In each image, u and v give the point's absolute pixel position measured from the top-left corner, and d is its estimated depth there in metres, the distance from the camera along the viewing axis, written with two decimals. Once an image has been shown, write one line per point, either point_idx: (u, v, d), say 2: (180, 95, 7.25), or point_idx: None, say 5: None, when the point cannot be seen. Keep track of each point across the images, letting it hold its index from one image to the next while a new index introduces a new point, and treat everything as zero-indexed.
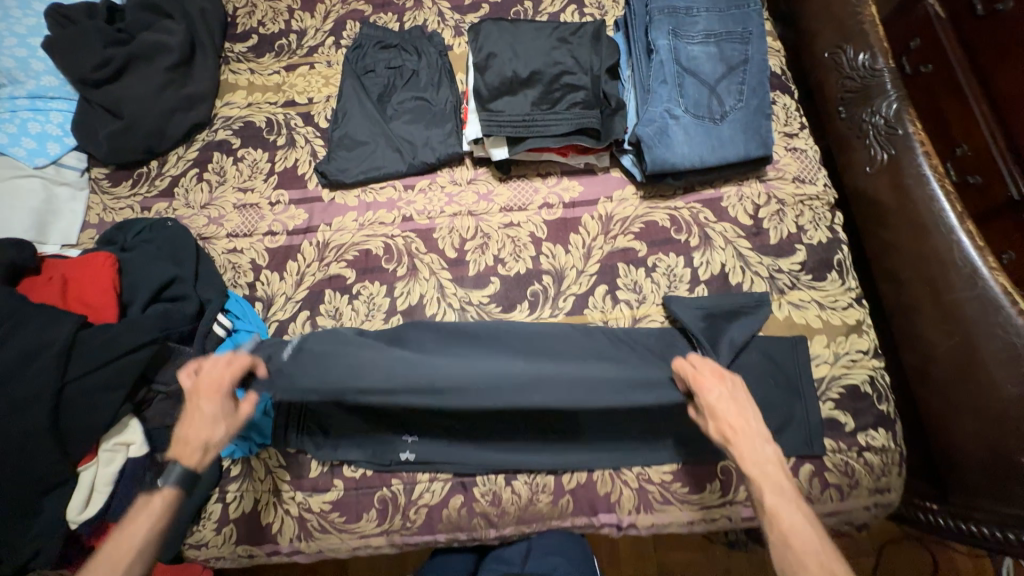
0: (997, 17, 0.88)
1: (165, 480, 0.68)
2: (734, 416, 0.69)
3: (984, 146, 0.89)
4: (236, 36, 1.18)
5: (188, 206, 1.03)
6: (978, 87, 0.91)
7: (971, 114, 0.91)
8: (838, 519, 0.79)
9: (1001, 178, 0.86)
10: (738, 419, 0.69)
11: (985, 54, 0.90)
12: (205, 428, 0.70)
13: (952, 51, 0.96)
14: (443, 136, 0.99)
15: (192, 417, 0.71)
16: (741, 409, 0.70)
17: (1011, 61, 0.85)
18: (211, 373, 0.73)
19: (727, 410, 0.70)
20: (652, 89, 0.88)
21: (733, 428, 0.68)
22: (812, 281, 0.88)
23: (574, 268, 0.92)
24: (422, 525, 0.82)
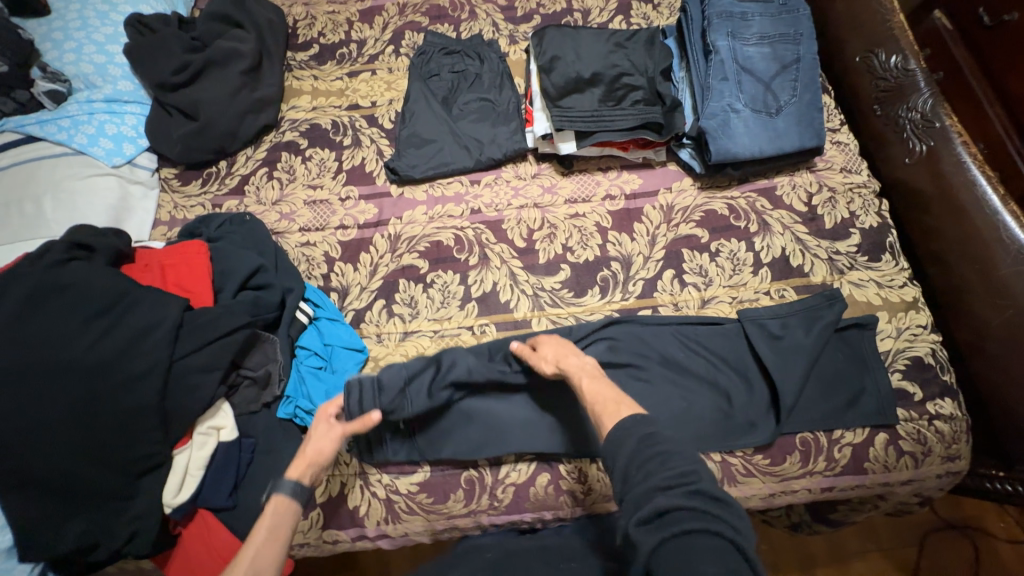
0: (1005, 26, 0.96)
1: (274, 492, 0.70)
2: (557, 350, 0.80)
3: (999, 144, 0.97)
4: (298, 45, 1.24)
5: (259, 203, 1.06)
6: (989, 90, 0.99)
7: (985, 116, 0.99)
8: (911, 487, 0.83)
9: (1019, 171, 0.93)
10: (559, 350, 0.80)
11: (996, 60, 0.98)
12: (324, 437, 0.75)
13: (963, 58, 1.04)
14: (510, 134, 1.04)
15: (318, 433, 0.76)
16: (561, 344, 0.82)
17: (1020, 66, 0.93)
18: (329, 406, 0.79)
19: (558, 348, 0.81)
20: (713, 86, 0.95)
21: (561, 356, 0.79)
22: (868, 262, 0.93)
23: (641, 254, 0.96)
24: (510, 504, 0.83)
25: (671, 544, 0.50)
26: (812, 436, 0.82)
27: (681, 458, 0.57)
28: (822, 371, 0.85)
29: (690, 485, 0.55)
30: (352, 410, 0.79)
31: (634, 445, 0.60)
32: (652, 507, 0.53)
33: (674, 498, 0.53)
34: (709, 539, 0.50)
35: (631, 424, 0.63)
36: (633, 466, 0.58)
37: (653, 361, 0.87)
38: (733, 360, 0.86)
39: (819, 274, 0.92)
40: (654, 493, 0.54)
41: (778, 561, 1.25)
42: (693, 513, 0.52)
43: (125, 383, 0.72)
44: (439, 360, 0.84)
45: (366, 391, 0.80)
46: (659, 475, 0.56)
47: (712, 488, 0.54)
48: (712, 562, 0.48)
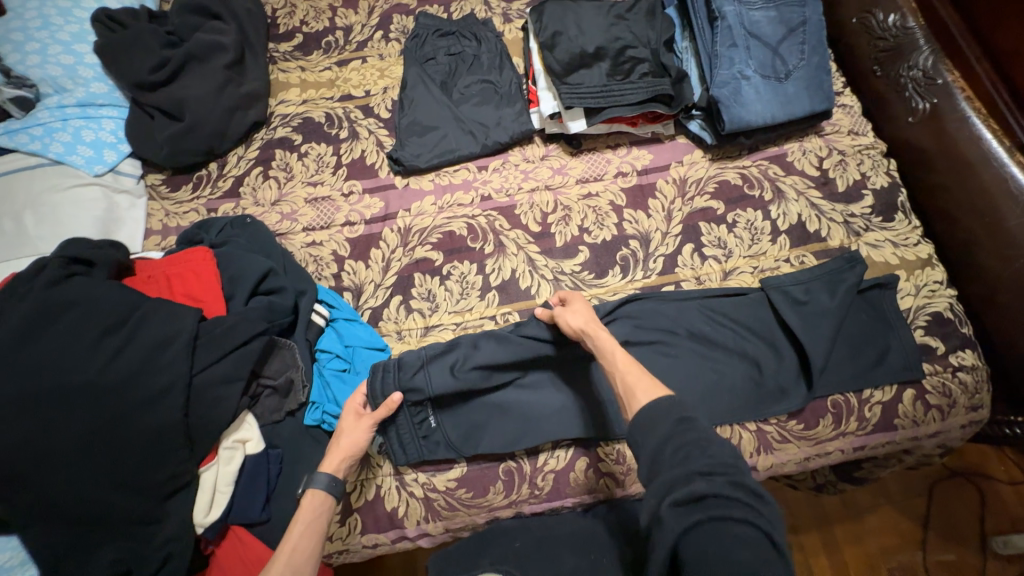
0: None
1: (310, 483, 0.71)
2: (584, 317, 0.76)
3: (989, 99, 0.94)
4: (280, 36, 1.17)
5: (257, 204, 1.01)
6: (975, 45, 0.96)
7: (972, 72, 0.97)
8: (939, 439, 0.85)
9: (1008, 127, 0.91)
10: (586, 316, 0.77)
11: (982, 16, 0.95)
12: (355, 430, 0.76)
13: (947, 13, 1.00)
14: (515, 115, 1.01)
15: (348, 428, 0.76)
16: (589, 309, 0.78)
17: (1008, 19, 0.90)
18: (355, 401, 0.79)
19: (585, 310, 0.78)
20: (721, 54, 0.94)
21: (591, 321, 0.76)
22: (883, 222, 0.93)
23: (658, 230, 0.95)
24: (551, 491, 0.82)
25: (703, 527, 0.48)
26: (843, 398, 0.83)
27: (722, 449, 0.55)
28: (848, 333, 0.85)
29: (730, 476, 0.52)
30: (375, 394, 0.80)
31: (668, 429, 0.58)
32: (688, 491, 0.51)
33: (713, 486, 0.51)
34: (743, 528, 0.48)
35: (666, 407, 0.60)
36: (666, 451, 0.56)
37: (682, 335, 0.87)
38: (760, 329, 0.86)
39: (836, 238, 0.93)
40: (693, 478, 0.52)
41: (797, 522, 1.29)
42: (731, 502, 0.50)
43: (144, 403, 0.68)
44: (465, 339, 0.84)
45: (389, 372, 0.80)
46: (698, 461, 0.54)
47: (753, 482, 0.52)
48: (743, 547, 0.46)
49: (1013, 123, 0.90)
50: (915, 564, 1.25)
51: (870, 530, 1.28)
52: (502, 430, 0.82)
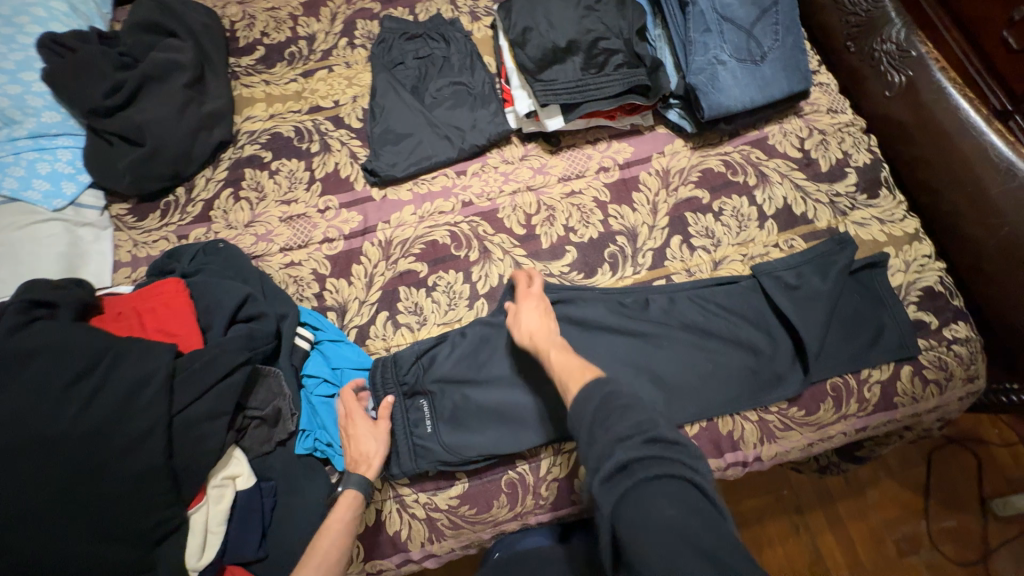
0: None
1: (346, 484, 0.72)
2: (535, 320, 0.77)
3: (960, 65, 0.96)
4: (241, 50, 1.13)
5: (230, 227, 0.97)
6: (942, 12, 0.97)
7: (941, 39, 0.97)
8: (937, 413, 0.85)
9: (981, 92, 0.93)
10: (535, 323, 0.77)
11: None
12: (369, 441, 0.76)
13: None
14: (490, 116, 0.98)
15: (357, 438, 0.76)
16: (539, 316, 0.78)
17: None
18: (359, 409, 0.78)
19: (535, 313, 0.78)
20: (695, 40, 0.92)
21: (537, 328, 0.76)
22: (868, 200, 0.93)
23: (645, 224, 0.94)
24: (555, 500, 0.80)
25: (631, 495, 0.48)
26: (841, 380, 0.83)
27: (640, 408, 0.55)
28: (842, 314, 0.85)
29: (648, 433, 0.52)
30: (376, 389, 0.81)
31: (598, 401, 0.58)
32: (613, 462, 0.51)
33: (633, 450, 0.51)
34: (666, 483, 0.49)
35: (593, 386, 0.61)
36: (596, 421, 0.56)
37: (675, 328, 0.85)
38: (754, 316, 0.85)
39: (824, 219, 0.91)
40: (613, 447, 0.52)
41: (802, 502, 1.29)
42: (652, 460, 0.50)
43: (123, 449, 0.65)
44: (461, 326, 0.87)
45: (389, 370, 0.82)
46: (616, 428, 0.54)
47: (670, 433, 0.53)
48: (671, 505, 0.47)
49: (988, 88, 0.92)
50: (920, 532, 1.26)
51: (872, 504, 1.29)
52: (502, 430, 0.80)
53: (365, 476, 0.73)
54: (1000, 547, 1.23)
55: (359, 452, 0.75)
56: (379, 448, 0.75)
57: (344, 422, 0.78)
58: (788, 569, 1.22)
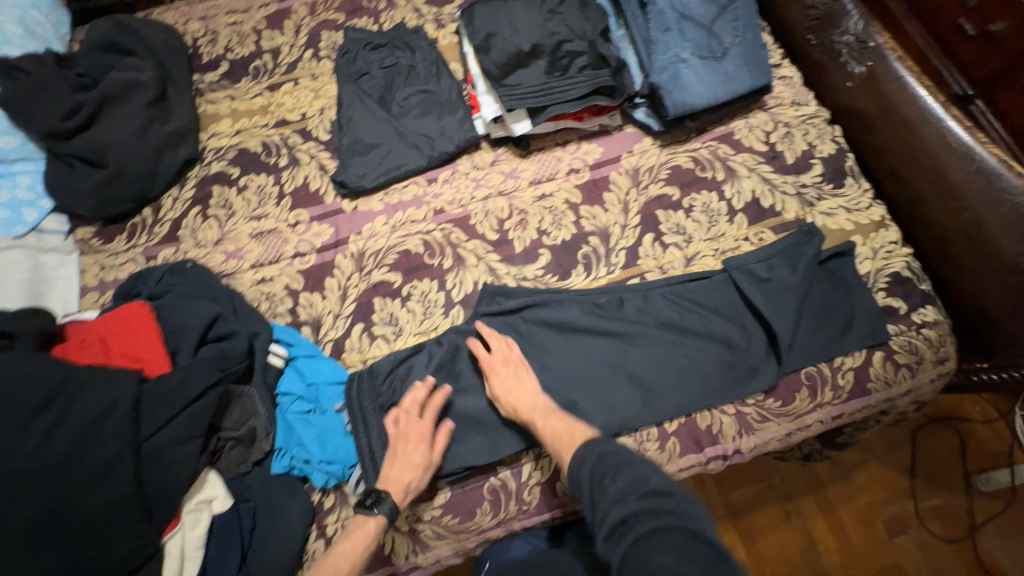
0: None
1: (380, 508, 0.71)
2: (508, 388, 0.78)
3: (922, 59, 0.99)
4: (204, 66, 1.12)
5: (199, 246, 0.96)
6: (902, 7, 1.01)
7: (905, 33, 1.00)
8: (911, 396, 0.86)
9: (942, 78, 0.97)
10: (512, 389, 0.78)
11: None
12: (412, 468, 0.74)
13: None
14: (458, 123, 0.98)
15: (399, 461, 0.74)
16: (515, 381, 0.79)
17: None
18: (412, 427, 0.76)
19: (509, 383, 0.79)
20: (656, 39, 0.93)
21: (514, 395, 0.77)
22: (834, 189, 0.94)
23: (617, 224, 0.94)
24: (539, 504, 0.80)
25: (632, 551, 0.54)
26: (815, 369, 0.84)
27: (632, 468, 0.63)
28: (813, 303, 0.86)
29: (641, 489, 0.59)
30: (352, 404, 0.80)
31: (592, 462, 0.66)
32: (610, 521, 0.58)
33: (627, 507, 0.58)
34: (661, 533, 0.54)
35: (586, 448, 0.68)
36: (595, 483, 0.64)
37: (651, 326, 0.85)
38: (727, 310, 0.86)
39: (791, 211, 0.93)
40: (610, 507, 0.59)
41: (792, 490, 1.30)
42: (646, 514, 0.57)
43: (90, 479, 0.63)
44: (436, 336, 0.87)
45: (365, 386, 0.81)
46: (612, 490, 0.61)
47: (660, 485, 0.59)
48: (667, 554, 0.52)
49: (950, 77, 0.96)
50: (907, 512, 1.28)
51: (860, 486, 1.30)
52: (482, 437, 0.80)
53: (397, 505, 0.72)
54: (987, 522, 1.26)
55: (400, 475, 0.73)
56: (422, 480, 0.74)
57: (405, 424, 0.76)
58: (781, 558, 1.23)
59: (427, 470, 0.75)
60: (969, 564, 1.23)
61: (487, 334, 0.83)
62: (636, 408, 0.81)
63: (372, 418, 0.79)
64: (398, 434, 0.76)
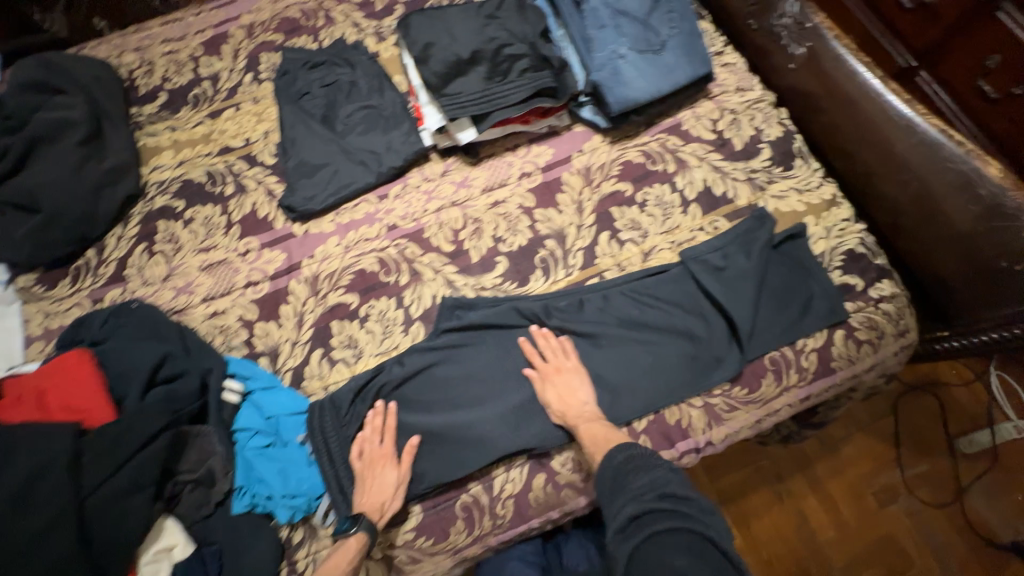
0: None
1: (356, 528, 0.71)
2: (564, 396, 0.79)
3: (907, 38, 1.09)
4: (141, 98, 1.09)
5: (147, 284, 0.93)
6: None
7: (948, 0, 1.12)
8: (876, 371, 0.86)
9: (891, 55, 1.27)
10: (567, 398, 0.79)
11: None
12: (385, 488, 0.74)
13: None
14: (403, 136, 0.97)
15: (369, 485, 0.74)
16: (568, 388, 0.80)
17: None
18: (375, 448, 0.77)
19: (561, 391, 0.79)
20: (593, 36, 0.93)
21: (564, 403, 0.79)
22: (784, 172, 0.95)
23: (572, 225, 0.93)
24: (513, 518, 0.78)
25: (642, 545, 0.58)
26: (779, 353, 0.83)
27: (654, 472, 0.67)
28: (771, 288, 0.85)
29: (660, 490, 0.63)
30: (313, 433, 0.78)
31: (616, 461, 0.70)
32: (625, 515, 0.62)
33: (644, 505, 0.62)
34: (672, 532, 0.58)
35: (613, 450, 0.71)
36: (613, 483, 0.68)
37: (613, 325, 0.85)
38: (688, 303, 0.85)
39: (743, 197, 0.93)
40: (628, 503, 0.63)
41: (782, 471, 1.29)
42: (662, 513, 0.60)
43: (32, 542, 0.60)
44: (397, 355, 0.85)
45: (327, 415, 0.78)
46: (632, 488, 0.65)
47: (680, 490, 0.63)
48: (676, 552, 0.55)
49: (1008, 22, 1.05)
50: (896, 482, 1.29)
51: (848, 461, 1.31)
52: (449, 454, 0.78)
53: (375, 524, 0.72)
54: (972, 484, 1.27)
55: (373, 499, 0.73)
56: (396, 499, 0.74)
57: (367, 451, 0.76)
58: (777, 541, 1.23)
59: (400, 488, 0.75)
60: (960, 527, 1.24)
61: (544, 339, 0.83)
62: (603, 409, 0.80)
63: (335, 448, 0.77)
64: (363, 465, 0.76)
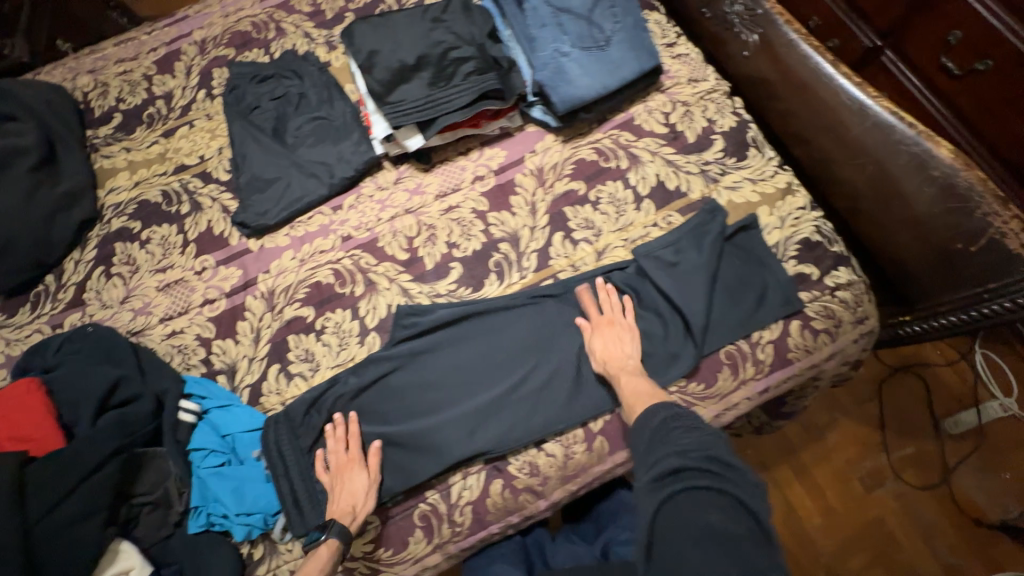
0: None
1: (327, 533, 0.71)
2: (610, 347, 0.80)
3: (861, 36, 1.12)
4: (96, 120, 1.09)
5: (105, 307, 0.93)
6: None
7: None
8: (836, 360, 0.85)
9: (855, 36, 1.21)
10: (612, 350, 0.80)
11: None
12: (356, 490, 0.75)
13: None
14: (353, 146, 0.96)
15: (340, 490, 0.75)
16: (614, 341, 0.81)
17: None
18: (338, 454, 0.77)
19: (608, 342, 0.81)
20: (536, 36, 0.93)
21: (608, 354, 0.80)
22: (737, 162, 0.94)
23: (526, 227, 0.93)
24: (472, 524, 0.78)
25: (677, 497, 0.58)
26: (734, 347, 0.83)
27: (699, 433, 0.64)
28: (726, 281, 0.85)
29: (707, 452, 0.61)
30: (269, 449, 0.78)
31: (657, 422, 0.68)
32: (665, 467, 0.61)
33: (687, 461, 0.60)
34: (712, 493, 0.57)
35: (659, 407, 0.69)
36: (655, 440, 0.66)
37: (568, 326, 0.84)
38: (641, 300, 0.85)
39: (697, 190, 0.92)
40: (671, 455, 0.62)
41: (763, 459, 1.29)
42: (704, 472, 0.59)
43: None
44: (351, 366, 0.84)
45: (281, 430, 0.79)
46: (677, 443, 0.63)
47: (727, 456, 0.61)
48: (712, 512, 0.55)
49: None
50: (882, 466, 1.27)
51: (833, 446, 1.29)
52: (404, 463, 0.78)
53: (348, 528, 0.72)
54: (959, 465, 1.26)
55: (344, 503, 0.74)
56: (367, 501, 0.74)
57: (334, 461, 0.77)
58: None
59: (372, 489, 0.75)
60: (948, 508, 1.23)
61: (602, 292, 0.84)
62: (557, 411, 0.80)
63: (291, 461, 0.78)
64: (331, 476, 0.77)
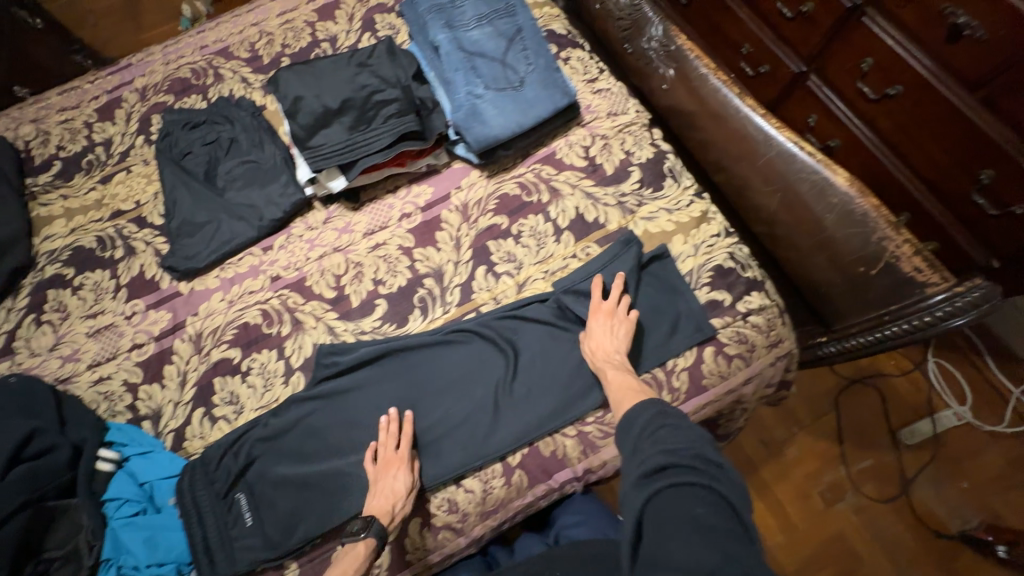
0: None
1: (365, 532, 0.71)
2: (604, 338, 0.82)
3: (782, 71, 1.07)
4: (36, 168, 1.11)
5: (34, 355, 0.94)
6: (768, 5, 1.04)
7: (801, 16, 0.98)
8: (752, 384, 0.87)
9: (781, 62, 1.07)
10: (603, 342, 0.82)
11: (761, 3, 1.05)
12: (400, 486, 0.75)
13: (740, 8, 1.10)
14: (281, 188, 0.98)
15: (380, 484, 0.76)
16: (606, 336, 0.82)
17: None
18: (388, 446, 0.78)
19: (601, 332, 0.83)
20: (451, 79, 0.97)
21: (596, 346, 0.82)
22: (654, 193, 0.96)
23: (450, 261, 0.95)
24: (390, 565, 0.78)
25: (664, 493, 0.56)
26: (651, 375, 0.84)
27: (687, 431, 0.63)
28: (641, 310, 0.87)
29: (697, 450, 0.60)
30: (183, 498, 0.79)
31: (648, 415, 0.67)
32: (652, 464, 0.59)
33: (675, 458, 0.59)
34: (701, 490, 0.56)
35: (648, 402, 0.69)
36: (643, 438, 0.64)
37: (488, 359, 0.85)
38: (557, 333, 0.87)
39: (614, 221, 0.94)
40: (658, 453, 0.61)
41: None
42: (692, 469, 0.58)
43: None
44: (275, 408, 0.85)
45: (198, 476, 0.80)
46: (664, 440, 0.62)
47: (714, 455, 0.60)
48: (699, 506, 0.54)
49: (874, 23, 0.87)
50: (840, 479, 1.27)
51: (791, 462, 1.29)
52: (317, 505, 0.79)
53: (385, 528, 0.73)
54: (917, 475, 1.26)
55: (384, 500, 0.74)
56: (406, 499, 0.75)
57: (383, 452, 0.77)
58: None
59: (412, 490, 0.76)
60: (907, 521, 1.22)
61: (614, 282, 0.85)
62: (474, 446, 0.80)
63: (206, 509, 0.79)
64: (378, 467, 0.77)
